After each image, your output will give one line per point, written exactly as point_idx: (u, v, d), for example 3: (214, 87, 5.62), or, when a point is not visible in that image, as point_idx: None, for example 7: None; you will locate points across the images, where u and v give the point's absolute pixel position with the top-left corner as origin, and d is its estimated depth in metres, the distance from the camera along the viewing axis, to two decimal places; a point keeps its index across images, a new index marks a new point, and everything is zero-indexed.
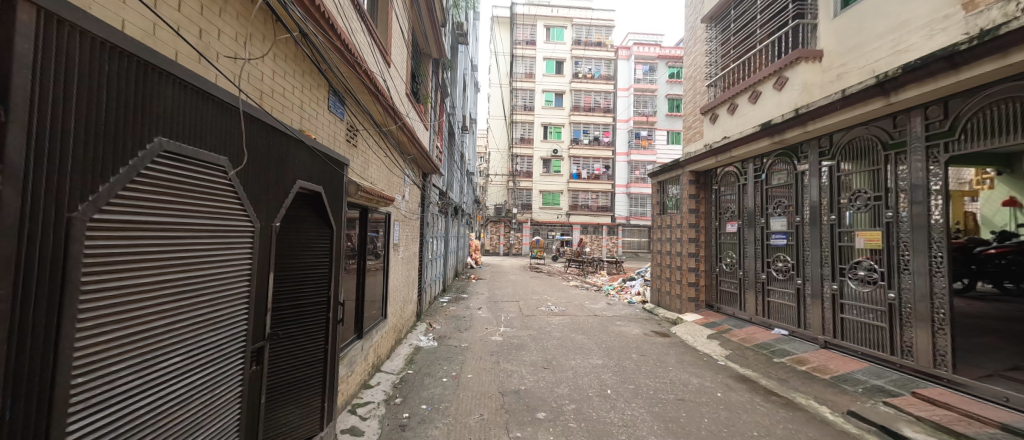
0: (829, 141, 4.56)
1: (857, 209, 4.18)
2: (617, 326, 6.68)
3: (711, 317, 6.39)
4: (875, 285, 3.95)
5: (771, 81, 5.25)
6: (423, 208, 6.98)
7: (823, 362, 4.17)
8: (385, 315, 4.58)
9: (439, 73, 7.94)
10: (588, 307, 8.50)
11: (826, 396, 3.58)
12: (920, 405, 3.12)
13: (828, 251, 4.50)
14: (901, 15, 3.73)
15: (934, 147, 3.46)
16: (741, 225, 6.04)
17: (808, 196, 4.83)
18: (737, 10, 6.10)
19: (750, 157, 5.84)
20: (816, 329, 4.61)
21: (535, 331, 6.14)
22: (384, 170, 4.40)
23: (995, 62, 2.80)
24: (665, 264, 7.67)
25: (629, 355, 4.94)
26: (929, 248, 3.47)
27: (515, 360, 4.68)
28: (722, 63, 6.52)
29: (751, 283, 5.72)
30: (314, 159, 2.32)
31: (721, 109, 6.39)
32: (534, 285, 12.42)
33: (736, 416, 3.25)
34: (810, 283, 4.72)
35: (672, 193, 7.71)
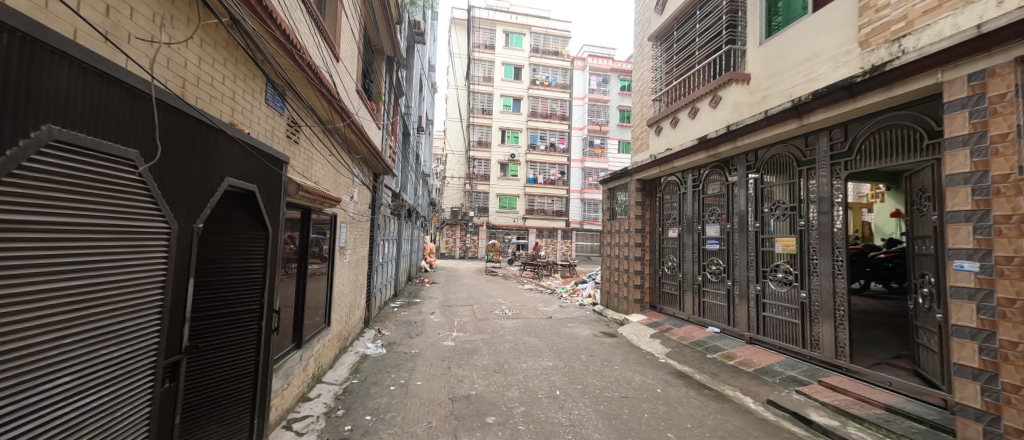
0: (754, 156, 5.05)
1: (777, 218, 4.66)
2: (568, 328, 6.87)
3: (654, 317, 6.77)
4: (790, 285, 4.42)
5: (706, 98, 5.72)
6: (374, 210, 6.73)
7: (748, 356, 4.59)
8: (329, 322, 4.32)
9: (394, 71, 7.72)
10: (542, 310, 8.65)
11: (750, 388, 3.93)
12: (825, 392, 3.54)
13: (753, 255, 4.97)
14: (813, 48, 4.25)
15: (838, 165, 3.95)
16: (681, 231, 6.49)
17: (737, 205, 5.30)
18: (680, 31, 6.58)
19: (689, 169, 6.30)
20: (742, 326, 5.06)
21: (488, 335, 6.14)
22: (330, 169, 4.18)
23: (881, 94, 3.28)
24: (614, 268, 8.03)
25: (579, 356, 5.10)
26: (833, 253, 3.96)
27: (466, 365, 4.64)
28: (666, 80, 7.01)
29: (689, 285, 6.15)
30: (246, 155, 2.14)
31: (665, 122, 6.85)
32: (490, 288, 12.45)
33: (673, 410, 3.48)
34: (738, 285, 5.17)
35: (621, 200, 8.11)
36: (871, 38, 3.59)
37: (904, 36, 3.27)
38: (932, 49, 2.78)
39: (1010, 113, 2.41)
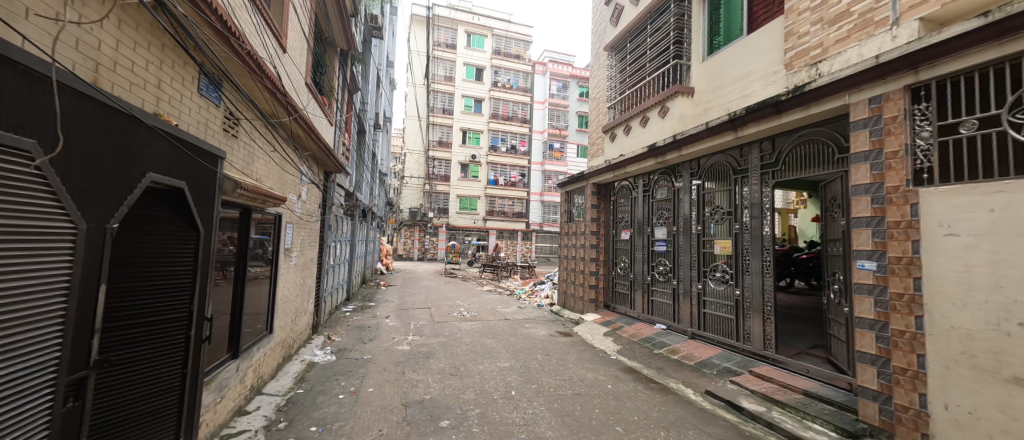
0: (697, 164, 5.43)
1: (717, 221, 5.04)
2: (526, 329, 6.95)
3: (607, 316, 7.04)
4: (727, 284, 4.80)
5: (656, 109, 6.07)
6: (324, 210, 6.40)
7: (690, 350, 4.92)
8: (271, 329, 4.05)
9: (347, 65, 7.40)
10: (500, 311, 8.67)
11: (691, 380, 4.22)
12: (754, 380, 3.88)
13: (695, 256, 5.33)
14: (747, 67, 4.66)
15: (767, 175, 4.36)
16: (633, 233, 6.82)
17: (682, 209, 5.66)
18: (633, 43, 6.92)
19: (640, 174, 6.64)
20: (686, 323, 5.41)
21: (445, 337, 6.06)
22: (274, 166, 3.94)
23: (801, 112, 3.67)
24: (571, 269, 8.26)
25: (535, 356, 5.18)
26: (762, 253, 4.36)
27: (421, 369, 4.54)
28: (620, 89, 7.34)
29: (640, 284, 6.47)
30: (173, 149, 1.96)
31: (619, 129, 7.17)
32: (448, 290, 12.29)
33: (622, 404, 3.65)
34: (682, 284, 5.52)
35: (578, 203, 8.37)
36: (794, 61, 4.01)
37: (821, 61, 3.69)
38: (841, 75, 3.17)
39: (900, 133, 2.80)
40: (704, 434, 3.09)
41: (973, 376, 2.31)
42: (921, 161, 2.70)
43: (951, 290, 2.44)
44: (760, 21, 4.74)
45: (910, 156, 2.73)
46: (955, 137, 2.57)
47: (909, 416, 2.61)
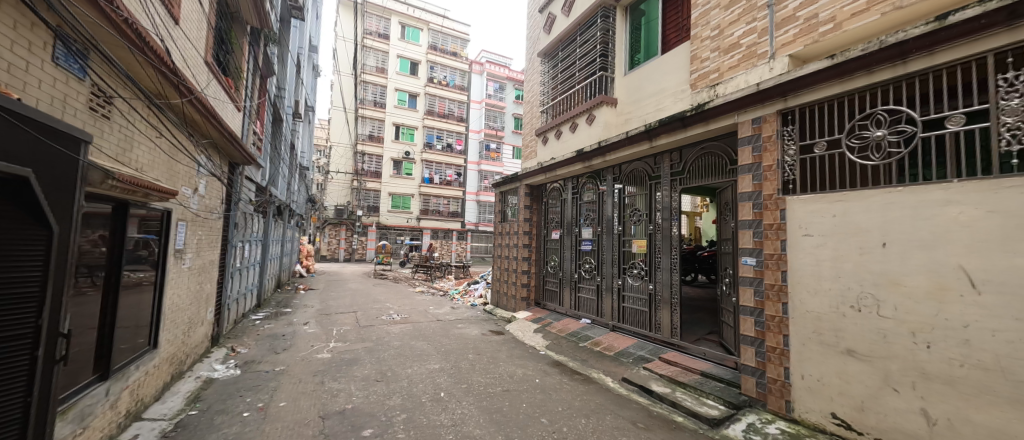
0: (619, 170, 5.87)
1: (635, 222, 5.51)
2: (458, 329, 6.91)
3: (538, 313, 7.30)
4: (643, 279, 5.27)
5: (583, 116, 6.45)
6: (229, 207, 5.68)
7: (610, 341, 5.31)
8: (156, 343, 3.48)
9: (260, 45, 6.65)
10: (432, 312, 8.50)
11: (611, 370, 4.56)
12: (663, 365, 4.33)
13: (616, 254, 5.76)
14: (662, 84, 5.17)
15: (676, 182, 4.87)
16: (562, 233, 7.16)
17: (605, 211, 6.08)
18: (564, 52, 7.25)
19: (569, 177, 7.00)
20: (607, 316, 5.83)
21: (371, 342, 5.75)
22: (161, 154, 3.38)
23: (701, 127, 4.17)
24: (505, 268, 8.42)
25: (466, 356, 5.17)
26: (671, 251, 4.86)
27: (343, 377, 4.25)
28: (552, 95, 7.65)
29: (568, 282, 6.82)
30: (11, 126, 1.59)
31: (551, 133, 7.48)
32: (377, 292, 11.69)
33: (547, 397, 3.81)
34: (605, 280, 5.93)
35: (512, 203, 8.57)
36: (698, 81, 4.53)
37: (718, 84, 4.24)
38: (732, 97, 3.66)
39: (773, 150, 3.33)
40: (619, 418, 3.36)
41: (821, 350, 2.84)
42: (788, 174, 3.25)
43: (806, 280, 2.97)
44: (672, 44, 5.29)
45: (780, 170, 3.27)
46: (811, 155, 3.14)
47: (777, 387, 3.11)
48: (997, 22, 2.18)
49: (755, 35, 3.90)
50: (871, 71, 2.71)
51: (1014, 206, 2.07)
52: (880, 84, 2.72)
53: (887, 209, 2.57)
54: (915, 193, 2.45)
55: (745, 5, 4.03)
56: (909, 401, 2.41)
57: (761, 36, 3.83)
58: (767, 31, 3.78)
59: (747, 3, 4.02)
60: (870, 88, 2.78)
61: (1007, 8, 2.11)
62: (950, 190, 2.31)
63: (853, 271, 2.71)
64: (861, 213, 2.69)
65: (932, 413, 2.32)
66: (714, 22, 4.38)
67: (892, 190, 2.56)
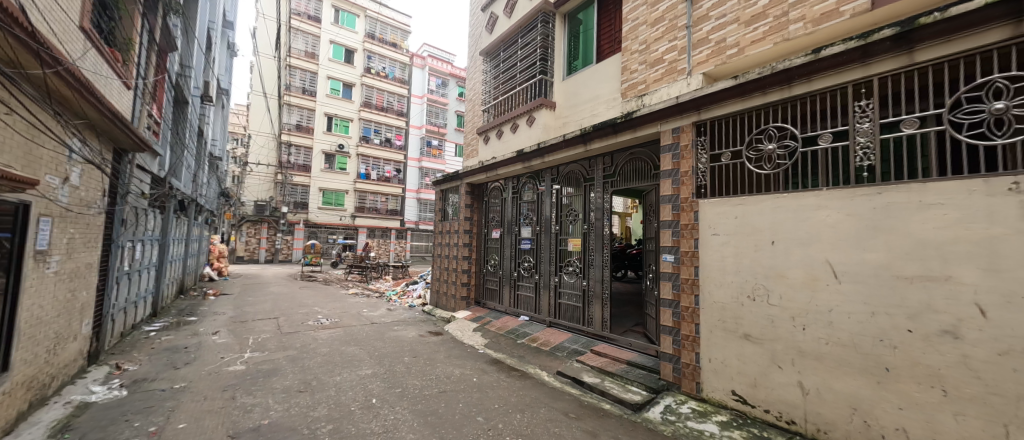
0: (556, 171, 6.08)
1: (571, 222, 5.74)
2: (394, 331, 6.65)
3: (477, 312, 7.30)
4: (577, 276, 5.51)
5: (523, 118, 6.57)
6: (114, 200, 4.83)
7: (547, 337, 5.49)
8: (7, 366, 2.85)
9: (158, 14, 5.75)
10: (365, 315, 8.06)
11: (546, 364, 4.72)
12: (594, 357, 4.58)
13: (553, 252, 5.97)
14: (597, 91, 5.46)
15: (608, 184, 5.17)
16: (502, 232, 7.23)
17: (544, 210, 6.26)
18: (506, 53, 7.32)
19: (510, 177, 7.09)
20: (544, 313, 6.01)
21: (295, 350, 5.29)
22: (13, 135, 2.76)
23: (630, 134, 4.46)
24: (445, 267, 8.29)
25: (402, 359, 5.00)
26: (602, 249, 5.15)
27: (259, 391, 3.84)
28: (494, 94, 7.68)
29: (508, 280, 6.91)
30: None
31: (492, 132, 7.51)
32: (303, 296, 10.78)
33: (484, 395, 3.83)
34: (543, 278, 6.11)
35: (453, 202, 8.47)
36: (628, 91, 4.85)
37: (644, 95, 4.59)
38: (656, 108, 3.98)
39: (689, 158, 3.68)
40: (552, 410, 3.48)
41: (724, 336, 3.22)
42: (701, 180, 3.61)
43: (713, 274, 3.35)
44: (606, 54, 5.60)
45: (694, 175, 3.62)
46: (719, 163, 3.52)
47: (690, 370, 3.46)
48: (854, 59, 2.64)
49: (676, 52, 4.28)
50: (765, 92, 3.13)
51: (864, 210, 2.53)
52: (771, 104, 3.15)
53: (775, 212, 2.99)
54: (796, 199, 2.87)
55: (668, 24, 4.41)
56: (790, 375, 2.83)
57: (681, 54, 4.22)
58: (685, 50, 4.18)
59: (669, 23, 4.41)
60: (764, 107, 3.20)
61: (861, 48, 2.57)
62: (820, 196, 2.75)
63: (750, 266, 3.11)
64: (756, 215, 3.10)
65: (806, 385, 2.74)
66: (642, 37, 4.73)
67: (779, 195, 2.97)
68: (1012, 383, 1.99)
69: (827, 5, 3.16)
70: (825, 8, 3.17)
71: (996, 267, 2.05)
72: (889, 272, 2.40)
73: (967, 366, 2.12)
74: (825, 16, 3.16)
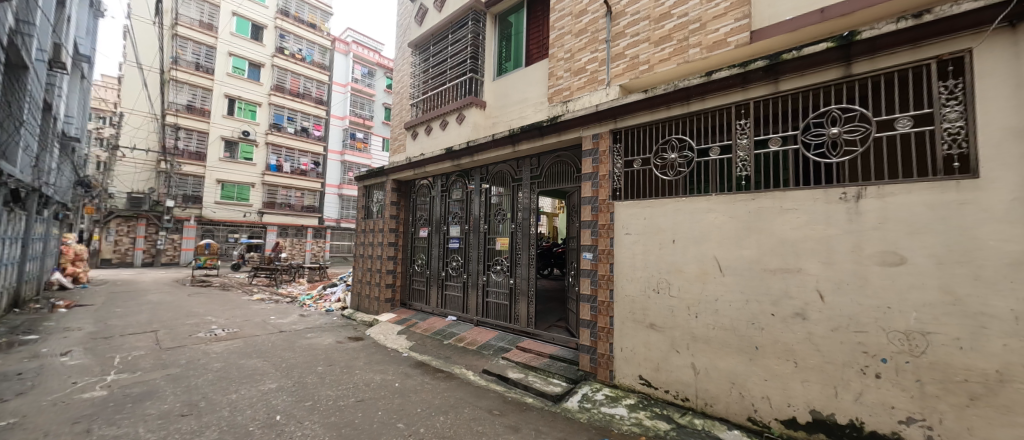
0: (485, 170, 6.09)
1: (500, 221, 5.79)
2: (306, 339, 6.08)
3: (403, 314, 7.01)
4: (505, 275, 5.59)
5: (453, 115, 6.46)
6: None
7: (473, 336, 5.48)
8: None
9: None
10: (272, 323, 7.23)
11: (472, 363, 4.71)
12: (519, 353, 4.69)
13: (482, 251, 5.98)
14: (525, 94, 5.61)
15: (534, 185, 5.34)
16: (430, 231, 7.05)
17: (473, 209, 6.24)
18: (435, 47, 7.14)
19: (438, 175, 6.93)
20: (472, 312, 6.00)
21: (179, 368, 4.53)
22: None
23: (555, 138, 4.64)
24: (367, 268, 7.82)
25: (314, 369, 4.58)
26: (529, 248, 5.29)
27: (125, 420, 3.20)
28: (423, 89, 7.44)
29: (435, 280, 6.76)
30: None
31: (420, 128, 7.28)
32: (192, 303, 9.29)
33: (406, 400, 3.68)
34: (471, 277, 6.09)
35: (377, 199, 8.03)
36: (554, 96, 5.05)
37: (569, 101, 4.83)
38: (578, 114, 4.20)
39: (606, 163, 3.96)
40: (476, 408, 3.48)
41: (634, 326, 3.54)
42: (616, 184, 3.91)
43: (625, 271, 3.65)
44: (534, 58, 5.78)
45: (611, 179, 3.91)
46: (631, 169, 3.85)
47: (604, 359, 3.74)
48: (737, 84, 3.07)
49: (597, 63, 4.59)
50: (669, 107, 3.50)
51: (743, 213, 2.96)
52: (674, 118, 3.53)
53: (676, 214, 3.36)
54: (692, 202, 3.26)
55: (590, 36, 4.70)
56: (685, 358, 3.20)
57: (601, 65, 4.53)
58: (604, 62, 4.50)
59: (592, 35, 4.69)
60: (669, 120, 3.58)
61: (741, 75, 3.00)
62: (710, 201, 3.16)
63: (655, 262, 3.45)
64: (660, 217, 3.46)
65: (697, 366, 3.13)
66: (567, 46, 4.97)
67: (679, 199, 3.35)
68: (840, 352, 2.49)
69: (717, 35, 3.63)
70: (716, 37, 3.65)
71: (831, 260, 2.56)
72: (759, 266, 2.85)
73: (811, 341, 2.61)
74: (716, 44, 3.63)
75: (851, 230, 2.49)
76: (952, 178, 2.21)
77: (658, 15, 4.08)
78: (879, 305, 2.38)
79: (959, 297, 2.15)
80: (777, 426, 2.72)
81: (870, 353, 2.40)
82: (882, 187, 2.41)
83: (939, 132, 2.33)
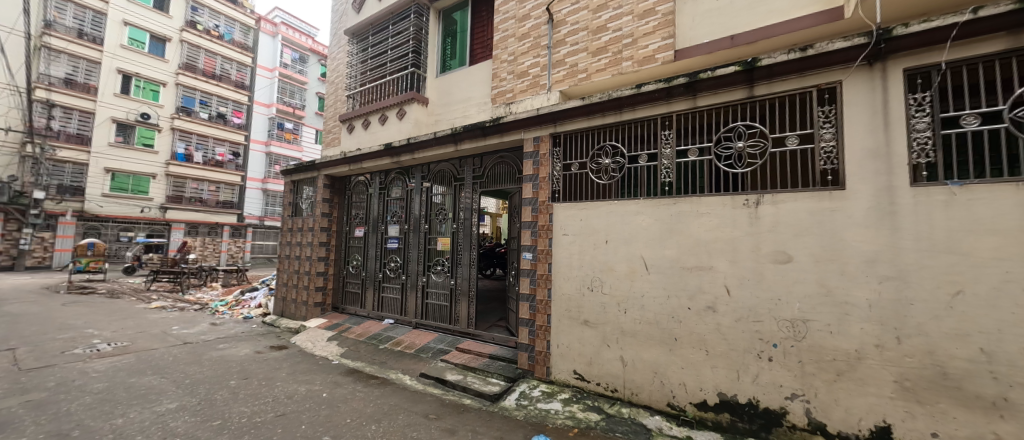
0: (427, 168, 5.93)
1: (441, 221, 5.66)
2: (218, 350, 5.42)
3: (334, 319, 6.57)
4: (445, 276, 5.49)
5: (393, 110, 6.20)
6: None
7: (411, 339, 5.30)
8: None
9: None
10: (176, 334, 6.34)
11: (409, 367, 4.56)
12: (458, 355, 4.64)
13: (422, 251, 5.80)
14: (469, 94, 5.56)
15: (476, 185, 5.31)
16: (367, 231, 6.70)
17: (413, 208, 6.04)
18: (375, 37, 6.79)
19: (376, 172, 6.59)
20: (411, 314, 5.81)
21: (45, 392, 3.77)
22: None
23: (497, 139, 4.66)
24: (294, 271, 7.21)
25: (226, 383, 4.10)
26: (471, 248, 5.24)
27: None
28: (360, 80, 7.04)
29: (371, 282, 6.43)
30: None
31: (357, 121, 6.87)
32: (67, 314, 7.78)
33: (335, 410, 3.44)
34: (410, 278, 5.90)
35: (306, 195, 7.43)
36: (498, 97, 5.08)
37: (511, 103, 4.89)
38: (520, 117, 4.26)
39: (546, 166, 4.07)
40: (411, 414, 3.37)
41: (569, 323, 3.68)
42: (555, 186, 4.04)
43: (562, 270, 3.79)
44: (478, 58, 5.76)
45: (550, 181, 4.03)
46: (569, 172, 4.00)
47: (541, 356, 3.85)
48: (662, 97, 3.34)
49: (539, 68, 4.70)
50: (604, 114, 3.70)
51: (666, 216, 3.23)
52: (609, 125, 3.73)
53: (609, 215, 3.56)
54: (623, 205, 3.49)
55: (533, 41, 4.80)
56: (614, 352, 3.41)
57: (543, 70, 4.65)
58: (546, 67, 4.62)
59: (534, 40, 4.80)
60: (604, 127, 3.78)
61: (665, 89, 3.28)
62: (639, 204, 3.40)
63: (589, 261, 3.62)
64: (595, 219, 3.64)
65: (625, 358, 3.35)
66: (511, 49, 5.03)
67: (612, 202, 3.56)
68: (742, 340, 2.83)
69: (647, 51, 3.93)
70: (645, 53, 3.94)
71: (736, 258, 2.89)
72: (680, 264, 3.12)
73: (720, 331, 2.92)
74: (646, 59, 3.93)
75: (752, 232, 2.84)
76: (826, 189, 2.61)
77: (596, 27, 4.29)
78: (772, 297, 2.74)
79: (830, 289, 2.55)
80: (691, 409, 3.00)
81: (765, 339, 2.75)
82: (776, 195, 2.78)
83: (818, 150, 2.74)
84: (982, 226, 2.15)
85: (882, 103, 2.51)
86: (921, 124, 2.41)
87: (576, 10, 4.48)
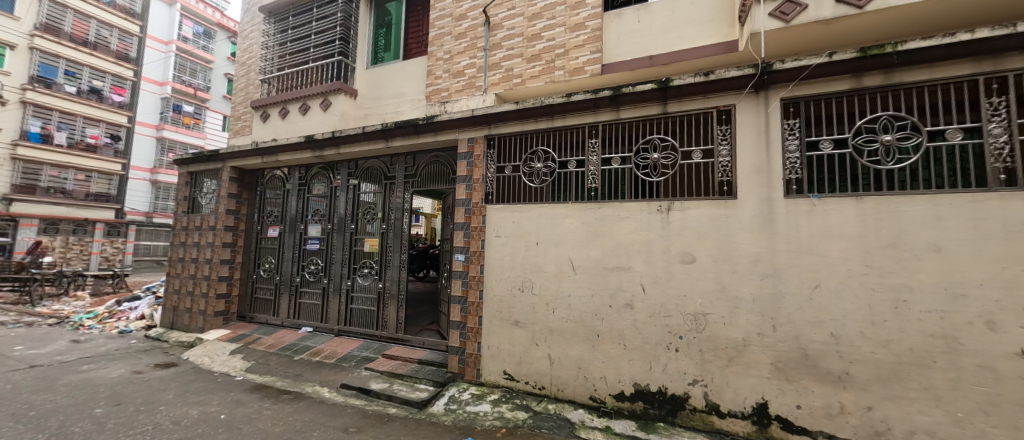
0: (354, 165, 5.57)
1: (369, 220, 5.34)
2: (81, 372, 4.48)
3: (239, 329, 5.84)
4: (372, 279, 5.18)
5: (317, 100, 5.71)
6: None
7: (332, 347, 4.92)
8: None
9: None
10: (19, 356, 5.11)
11: (329, 379, 4.21)
12: (384, 362, 4.40)
13: (347, 253, 5.42)
14: (402, 89, 5.35)
15: (408, 184, 5.12)
16: (282, 230, 6.07)
17: (338, 207, 5.62)
18: (297, 19, 6.20)
19: (295, 166, 6.01)
20: (333, 320, 5.39)
21: None
22: None
23: (431, 137, 4.54)
24: (189, 275, 6.27)
25: (90, 413, 3.40)
26: (401, 249, 5.01)
27: None
28: (278, 64, 6.36)
29: (286, 286, 5.83)
30: None
31: (273, 109, 6.21)
32: None
33: (235, 433, 3.04)
34: (333, 282, 5.47)
35: (207, 189, 6.50)
36: (433, 95, 4.97)
37: (447, 102, 4.82)
38: (454, 117, 4.20)
39: (480, 167, 4.06)
40: (329, 429, 3.12)
41: (500, 324, 3.71)
42: (489, 188, 4.05)
43: (494, 271, 3.81)
44: (413, 53, 5.57)
45: (484, 183, 4.04)
46: (502, 174, 4.04)
47: (472, 359, 3.82)
48: (590, 107, 3.54)
49: (474, 69, 4.69)
50: (536, 120, 3.81)
51: (591, 220, 3.43)
52: (541, 131, 3.84)
53: (539, 218, 3.67)
54: (553, 208, 3.62)
55: (469, 42, 4.77)
56: (542, 350, 3.51)
57: (479, 72, 4.65)
58: (482, 69, 4.63)
59: (471, 40, 4.77)
60: (537, 133, 3.88)
61: (592, 100, 3.47)
62: (567, 208, 3.55)
63: (520, 263, 3.69)
64: (526, 221, 3.73)
65: (552, 356, 3.46)
66: (446, 47, 4.95)
67: (543, 205, 3.67)
68: (654, 333, 3.10)
69: (577, 62, 4.15)
70: (576, 64, 4.15)
71: (650, 259, 3.16)
72: (603, 265, 3.33)
73: (636, 327, 3.16)
74: (576, 70, 4.14)
75: (663, 235, 3.14)
76: (722, 198, 2.99)
77: (531, 34, 4.40)
78: (679, 294, 3.04)
79: (724, 285, 2.92)
80: (609, 400, 3.22)
81: (673, 332, 3.05)
82: (683, 202, 3.10)
83: (717, 164, 3.11)
84: (833, 232, 2.63)
85: (765, 126, 2.94)
86: (792, 146, 2.87)
87: (512, 16, 4.56)
